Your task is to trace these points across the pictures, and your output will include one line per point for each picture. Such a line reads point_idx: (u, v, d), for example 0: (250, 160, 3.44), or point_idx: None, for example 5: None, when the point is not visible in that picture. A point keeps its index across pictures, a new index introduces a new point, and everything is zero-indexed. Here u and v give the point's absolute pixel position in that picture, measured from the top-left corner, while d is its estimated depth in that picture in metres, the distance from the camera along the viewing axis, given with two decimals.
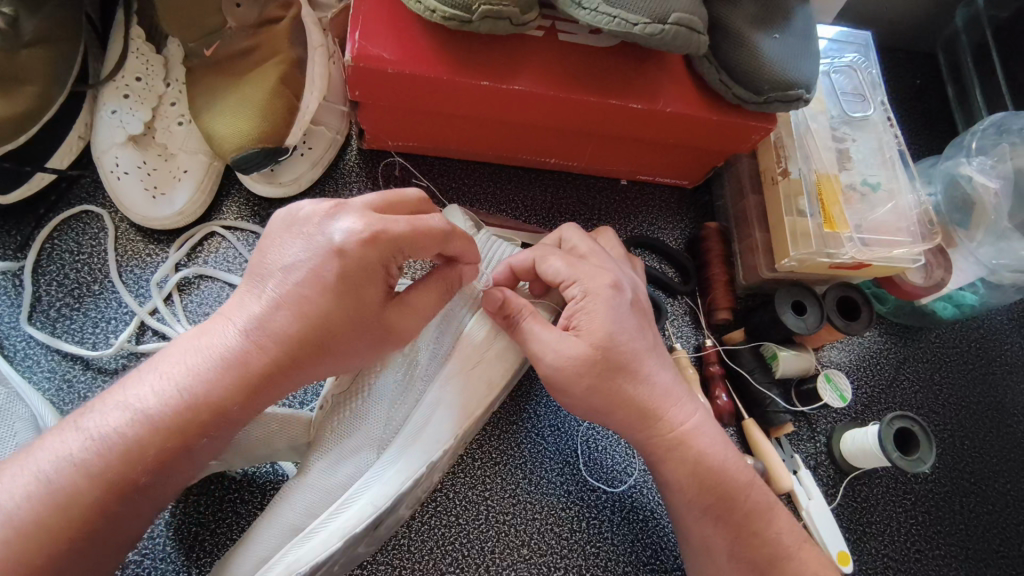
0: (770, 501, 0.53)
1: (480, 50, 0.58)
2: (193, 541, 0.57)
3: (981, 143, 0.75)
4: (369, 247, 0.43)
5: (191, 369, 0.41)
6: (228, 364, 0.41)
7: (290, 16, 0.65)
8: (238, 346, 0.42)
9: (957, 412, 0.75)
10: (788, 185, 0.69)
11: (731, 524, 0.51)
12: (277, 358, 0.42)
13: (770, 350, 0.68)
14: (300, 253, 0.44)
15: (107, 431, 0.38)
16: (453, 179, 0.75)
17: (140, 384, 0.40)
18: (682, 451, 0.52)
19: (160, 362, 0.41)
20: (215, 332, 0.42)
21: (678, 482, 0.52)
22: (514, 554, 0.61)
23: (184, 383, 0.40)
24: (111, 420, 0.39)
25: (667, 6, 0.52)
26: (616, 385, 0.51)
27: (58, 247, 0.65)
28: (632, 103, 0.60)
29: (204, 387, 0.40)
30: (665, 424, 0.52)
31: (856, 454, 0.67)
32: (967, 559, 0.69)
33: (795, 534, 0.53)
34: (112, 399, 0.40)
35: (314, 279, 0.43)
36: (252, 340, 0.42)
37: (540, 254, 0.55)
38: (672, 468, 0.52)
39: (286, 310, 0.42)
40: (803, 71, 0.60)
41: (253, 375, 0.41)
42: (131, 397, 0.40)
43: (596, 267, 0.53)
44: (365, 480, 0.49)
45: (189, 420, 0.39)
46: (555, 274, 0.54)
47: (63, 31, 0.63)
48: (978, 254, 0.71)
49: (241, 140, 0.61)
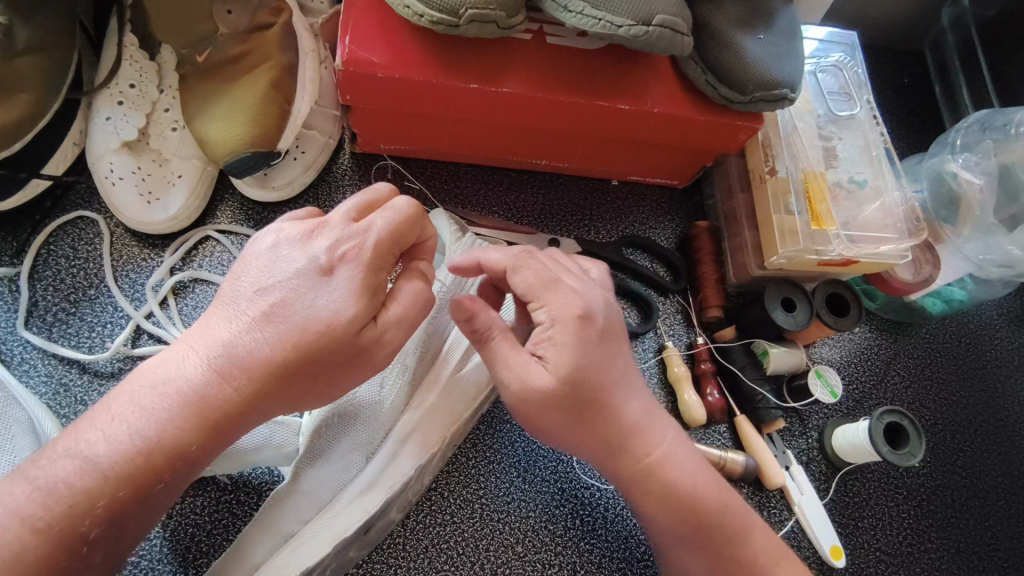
0: (738, 515, 0.53)
1: (468, 54, 0.59)
2: (190, 542, 0.57)
3: (965, 139, 0.76)
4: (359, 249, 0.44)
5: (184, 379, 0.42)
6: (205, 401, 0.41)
7: (281, 22, 0.66)
8: (211, 377, 0.42)
9: (948, 406, 0.76)
10: (776, 184, 0.70)
11: (700, 544, 0.52)
12: (246, 375, 0.42)
13: (761, 346, 0.69)
14: (285, 258, 0.44)
15: (108, 459, 0.39)
16: (445, 181, 0.75)
17: (110, 417, 0.41)
18: (653, 480, 0.52)
19: (131, 394, 0.42)
20: (179, 356, 0.43)
21: (650, 505, 0.52)
22: (509, 552, 0.62)
23: (152, 424, 0.40)
24: (101, 450, 0.40)
25: (651, 8, 0.53)
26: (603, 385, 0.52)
27: (54, 251, 0.65)
28: (620, 103, 0.61)
29: (180, 426, 0.41)
30: (639, 448, 0.52)
31: (847, 449, 0.68)
32: (958, 552, 0.69)
33: (765, 548, 0.53)
34: (82, 438, 0.40)
35: (301, 283, 0.43)
36: (244, 343, 0.42)
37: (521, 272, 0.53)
38: (655, 488, 0.52)
39: (267, 323, 0.42)
40: (786, 71, 0.61)
41: (236, 404, 0.42)
42: (99, 439, 0.40)
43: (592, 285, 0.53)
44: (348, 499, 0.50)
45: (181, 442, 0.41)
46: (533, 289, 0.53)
47: (57, 38, 0.64)
48: (965, 250, 0.72)
49: (234, 145, 0.61)
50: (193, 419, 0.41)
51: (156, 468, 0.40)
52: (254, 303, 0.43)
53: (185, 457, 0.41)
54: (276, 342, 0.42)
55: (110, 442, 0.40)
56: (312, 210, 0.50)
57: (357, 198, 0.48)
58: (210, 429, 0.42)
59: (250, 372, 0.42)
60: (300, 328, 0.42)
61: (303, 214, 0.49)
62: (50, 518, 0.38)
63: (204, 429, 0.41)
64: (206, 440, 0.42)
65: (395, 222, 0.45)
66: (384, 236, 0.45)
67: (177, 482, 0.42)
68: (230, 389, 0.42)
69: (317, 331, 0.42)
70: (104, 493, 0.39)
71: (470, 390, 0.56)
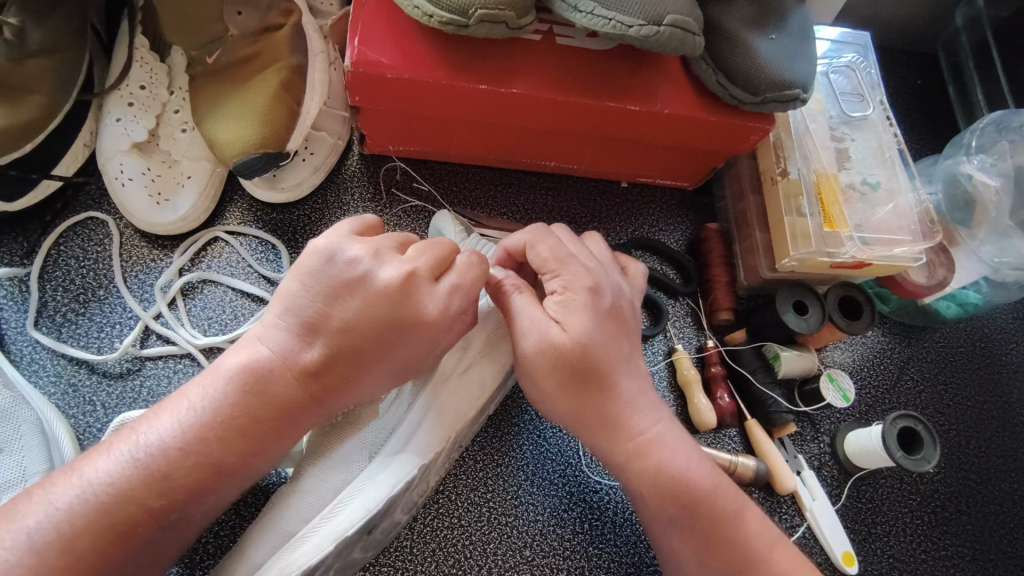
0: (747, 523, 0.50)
1: (479, 55, 0.59)
2: (196, 543, 0.57)
3: (980, 141, 0.75)
4: (392, 268, 0.47)
5: (215, 393, 0.43)
6: (243, 405, 0.43)
7: (290, 24, 0.66)
8: (254, 358, 0.45)
9: (962, 411, 0.75)
10: (787, 185, 0.69)
11: (710, 557, 0.49)
12: (282, 374, 0.44)
13: (772, 350, 0.69)
14: (318, 284, 0.46)
15: (150, 457, 0.41)
16: (454, 183, 0.75)
17: (153, 418, 0.43)
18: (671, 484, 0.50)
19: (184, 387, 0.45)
20: (221, 368, 0.45)
21: (665, 516, 0.50)
22: (517, 556, 0.61)
23: (193, 411, 0.43)
24: (153, 446, 0.42)
25: (662, 7, 0.53)
26: (610, 398, 0.50)
27: (63, 252, 0.65)
28: (630, 105, 0.61)
29: (244, 415, 0.43)
30: (634, 451, 0.50)
31: (860, 455, 0.67)
32: (973, 560, 0.68)
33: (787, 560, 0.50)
34: (137, 429, 0.43)
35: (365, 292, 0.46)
36: (301, 353, 0.45)
37: (535, 238, 0.52)
38: (661, 498, 0.50)
39: (320, 321, 0.45)
40: (799, 71, 0.60)
41: (258, 409, 0.43)
42: (145, 432, 0.42)
43: (580, 270, 0.51)
44: (354, 486, 0.47)
45: (209, 447, 0.42)
46: (540, 265, 0.52)
47: (68, 41, 0.64)
48: (981, 253, 0.70)
49: (242, 147, 0.61)
50: (227, 432, 0.42)
51: (176, 474, 0.41)
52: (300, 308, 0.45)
53: (232, 464, 0.43)
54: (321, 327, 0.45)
55: (147, 445, 0.42)
56: (370, 223, 0.51)
57: (392, 238, 0.49)
58: (241, 436, 0.43)
59: (303, 369, 0.45)
60: (357, 308, 0.45)
61: (352, 226, 0.50)
62: (96, 521, 0.39)
63: (231, 432, 0.43)
64: (235, 446, 0.43)
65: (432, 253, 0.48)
66: (427, 267, 0.48)
67: (204, 488, 0.42)
68: (285, 377, 0.44)
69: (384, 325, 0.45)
70: (157, 490, 0.41)
71: (474, 391, 0.53)
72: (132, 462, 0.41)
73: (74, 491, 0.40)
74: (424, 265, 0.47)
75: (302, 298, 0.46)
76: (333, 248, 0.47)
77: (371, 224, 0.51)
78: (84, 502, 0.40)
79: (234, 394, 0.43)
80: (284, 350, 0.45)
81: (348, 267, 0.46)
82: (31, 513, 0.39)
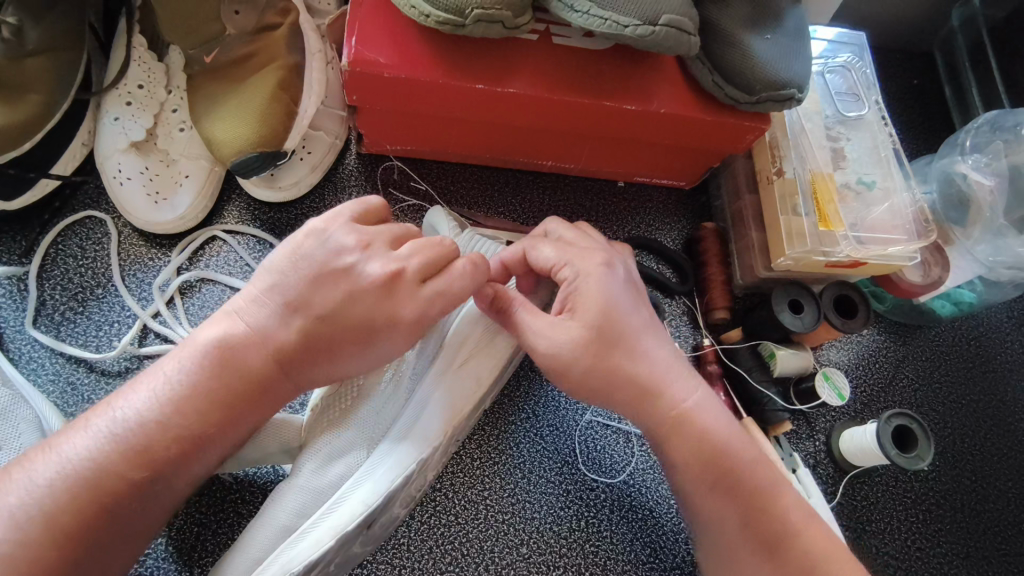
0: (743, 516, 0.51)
1: (476, 54, 0.59)
2: (195, 541, 0.58)
3: (975, 140, 0.75)
4: (379, 263, 0.47)
5: (189, 368, 0.45)
6: (218, 380, 0.45)
7: (288, 23, 0.66)
8: (230, 333, 0.46)
9: (957, 410, 0.75)
10: (782, 185, 0.69)
11: None
12: (264, 357, 0.46)
13: (768, 349, 0.68)
14: (306, 274, 0.47)
15: (126, 429, 0.42)
16: (452, 183, 0.75)
17: (129, 393, 0.44)
18: None
19: (158, 362, 0.46)
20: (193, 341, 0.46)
21: None
22: (513, 553, 0.61)
23: (170, 384, 0.44)
24: (128, 419, 0.42)
25: (658, 7, 0.53)
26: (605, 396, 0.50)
27: (62, 251, 0.66)
28: (625, 104, 0.61)
29: (216, 387, 0.44)
30: None
31: (855, 452, 0.67)
32: (967, 558, 0.69)
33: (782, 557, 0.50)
34: (113, 403, 0.44)
35: (348, 284, 0.46)
36: (279, 340, 0.46)
37: (533, 245, 0.54)
38: None
39: (303, 314, 0.46)
40: (795, 70, 0.61)
41: (234, 382, 0.45)
42: (123, 408, 0.43)
43: (585, 276, 0.51)
44: (358, 477, 0.48)
45: (184, 420, 0.43)
46: (545, 264, 0.53)
47: (67, 39, 0.65)
48: (975, 252, 0.71)
49: (242, 145, 0.62)
50: (205, 405, 0.44)
51: (155, 450, 0.42)
52: (283, 292, 0.46)
53: (208, 434, 0.44)
54: (306, 321, 0.46)
55: (123, 420, 0.42)
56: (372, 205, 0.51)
57: (386, 232, 0.50)
58: (219, 410, 0.44)
59: (279, 347, 0.46)
60: (338, 296, 0.46)
61: (353, 209, 0.50)
62: (83, 505, 0.40)
63: (207, 405, 0.44)
64: (213, 420, 0.44)
65: (423, 251, 0.49)
66: (414, 269, 0.48)
67: (187, 462, 0.43)
68: (262, 356, 0.46)
69: (363, 319, 0.46)
70: (138, 463, 0.42)
71: (472, 385, 0.53)
72: (109, 436, 0.42)
73: (50, 467, 0.41)
74: (413, 266, 0.48)
75: (290, 278, 0.47)
76: (324, 232, 0.48)
77: (375, 207, 0.51)
78: (66, 482, 0.40)
79: (209, 367, 0.45)
80: (259, 324, 0.46)
81: (334, 255, 0.47)
82: (11, 491, 0.40)
